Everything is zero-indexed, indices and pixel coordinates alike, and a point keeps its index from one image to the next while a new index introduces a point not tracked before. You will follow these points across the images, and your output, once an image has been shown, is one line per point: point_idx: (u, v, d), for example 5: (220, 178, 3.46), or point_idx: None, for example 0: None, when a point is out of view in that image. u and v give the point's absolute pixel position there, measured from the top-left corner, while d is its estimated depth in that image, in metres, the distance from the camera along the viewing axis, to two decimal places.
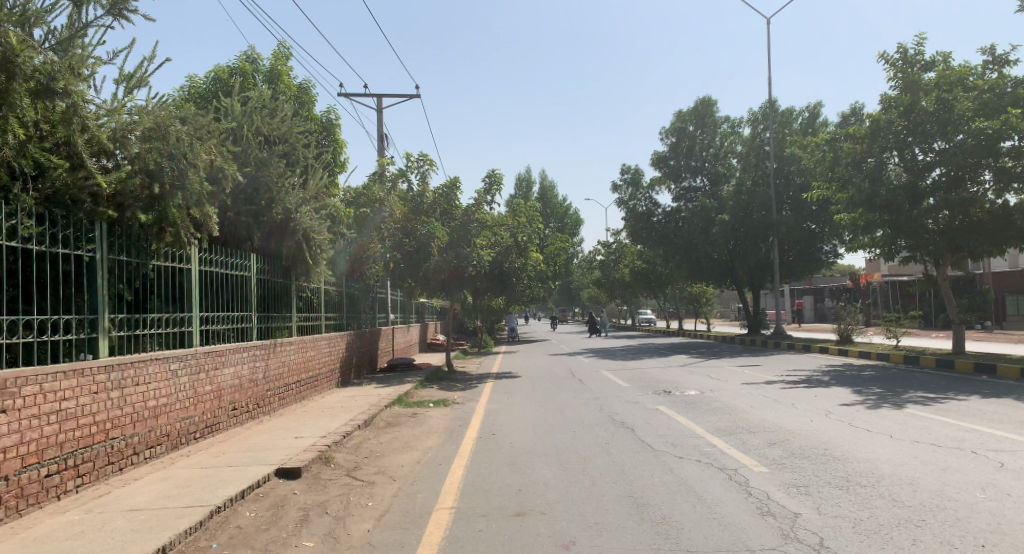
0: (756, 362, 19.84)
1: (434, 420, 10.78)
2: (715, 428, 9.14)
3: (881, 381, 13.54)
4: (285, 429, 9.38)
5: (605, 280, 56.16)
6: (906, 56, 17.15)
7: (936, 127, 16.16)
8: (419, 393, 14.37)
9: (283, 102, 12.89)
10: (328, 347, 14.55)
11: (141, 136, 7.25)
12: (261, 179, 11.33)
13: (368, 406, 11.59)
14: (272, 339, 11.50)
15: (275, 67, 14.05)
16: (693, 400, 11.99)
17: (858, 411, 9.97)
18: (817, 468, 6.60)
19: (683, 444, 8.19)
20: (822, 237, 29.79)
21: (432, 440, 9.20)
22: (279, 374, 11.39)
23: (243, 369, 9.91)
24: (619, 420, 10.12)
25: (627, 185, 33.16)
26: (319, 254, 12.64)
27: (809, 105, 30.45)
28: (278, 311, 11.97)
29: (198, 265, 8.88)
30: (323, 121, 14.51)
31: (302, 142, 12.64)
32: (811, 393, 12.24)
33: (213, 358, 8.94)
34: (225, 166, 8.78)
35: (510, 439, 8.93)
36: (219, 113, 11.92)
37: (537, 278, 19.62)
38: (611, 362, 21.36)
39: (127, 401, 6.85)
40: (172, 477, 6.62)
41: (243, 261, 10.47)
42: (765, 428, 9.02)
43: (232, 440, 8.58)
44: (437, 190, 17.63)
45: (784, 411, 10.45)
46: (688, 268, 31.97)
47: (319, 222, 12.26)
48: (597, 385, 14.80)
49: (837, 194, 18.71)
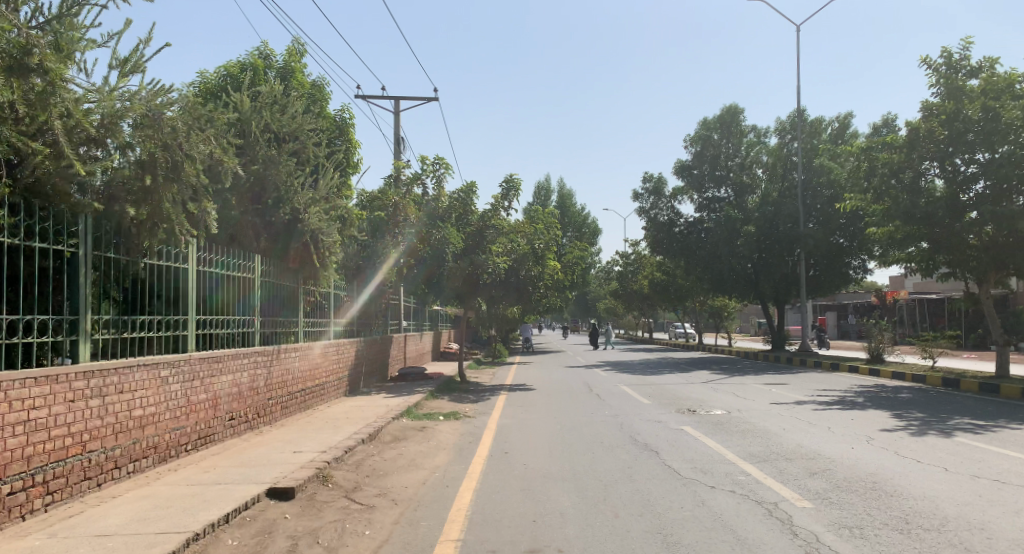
0: (783, 380, 19.03)
1: (443, 435, 10.14)
2: (747, 453, 8.42)
3: (922, 405, 12.74)
4: (284, 442, 8.77)
5: (623, 291, 55.38)
6: (951, 61, 16.37)
7: (982, 136, 15.39)
8: (430, 404, 13.76)
9: (295, 97, 12.37)
10: (336, 353, 13.99)
11: (133, 124, 6.59)
12: (268, 177, 10.89)
13: (375, 418, 10.97)
14: (276, 345, 10.93)
15: (289, 64, 13.55)
16: (721, 420, 11.27)
17: (902, 438, 9.22)
18: (870, 506, 5.90)
19: (714, 470, 7.50)
20: (851, 252, 28.90)
21: (440, 457, 8.55)
22: (282, 382, 10.80)
23: (243, 375, 9.34)
24: (642, 440, 9.44)
25: (649, 194, 32.48)
26: (328, 258, 12.09)
27: (839, 115, 29.63)
28: (284, 316, 11.41)
29: (195, 266, 8.30)
30: (337, 120, 13.98)
31: (314, 140, 12.17)
32: (847, 416, 11.46)
33: (209, 365, 8.35)
34: (229, 158, 8.17)
35: (523, 459, 8.28)
36: (228, 108, 11.45)
37: (555, 288, 18.92)
38: (630, 376, 20.64)
39: (109, 410, 6.27)
40: (152, 496, 6.01)
41: (246, 263, 9.91)
42: (802, 454, 8.29)
43: (226, 453, 7.98)
44: (454, 194, 17.09)
45: (821, 435, 9.72)
46: (711, 281, 31.22)
47: (328, 224, 11.72)
48: (616, 401, 14.09)
49: (872, 205, 17.96)
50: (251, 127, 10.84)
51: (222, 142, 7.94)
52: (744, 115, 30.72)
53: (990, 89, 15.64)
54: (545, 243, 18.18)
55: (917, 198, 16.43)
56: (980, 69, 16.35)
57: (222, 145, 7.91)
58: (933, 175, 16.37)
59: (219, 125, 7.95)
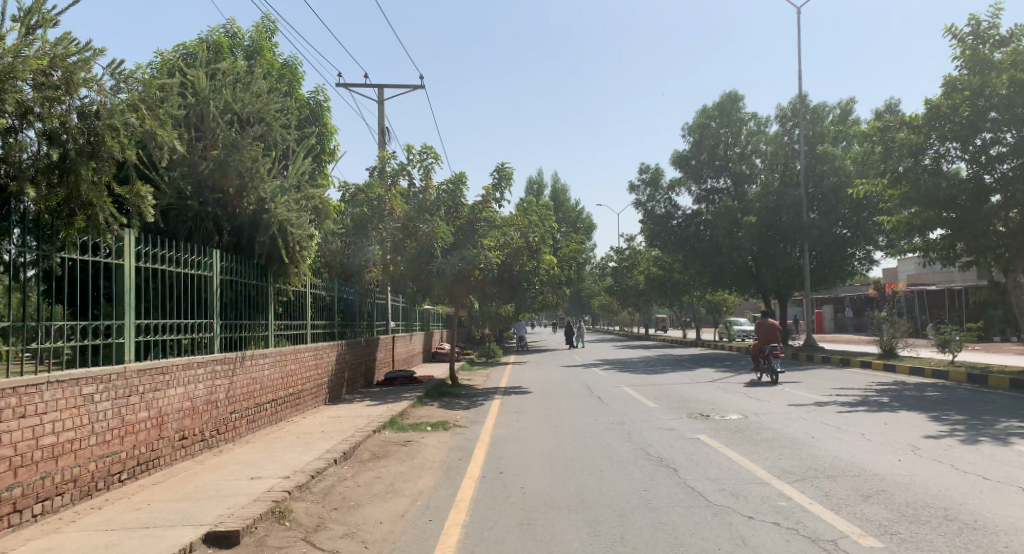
0: (795, 377, 17.98)
1: (430, 451, 8.94)
2: (780, 469, 7.26)
3: (955, 405, 11.70)
4: (244, 464, 7.54)
5: (618, 287, 54.49)
6: (976, 31, 15.34)
7: (1009, 113, 14.50)
8: (417, 412, 12.56)
9: (262, 75, 11.16)
10: (314, 358, 12.76)
11: (34, 85, 5.35)
12: (230, 164, 9.76)
13: (354, 431, 9.76)
14: (243, 352, 9.68)
15: (257, 41, 12.28)
16: (740, 427, 10.10)
17: (953, 448, 8.12)
18: (955, 548, 4.74)
19: (748, 496, 6.32)
20: (856, 243, 27.83)
21: (425, 481, 7.36)
22: (249, 394, 9.56)
23: (199, 388, 8.07)
24: (657, 454, 8.26)
25: (646, 186, 31.41)
26: (301, 253, 10.93)
27: (841, 101, 28.59)
28: (251, 317, 10.22)
29: (133, 262, 7.04)
30: (311, 104, 12.70)
31: (282, 122, 10.96)
32: (878, 421, 10.36)
33: (156, 378, 7.13)
34: (170, 126, 6.93)
35: (523, 482, 7.12)
36: (184, 88, 10.23)
37: (551, 284, 17.84)
38: (630, 376, 19.54)
39: (5, 440, 5.06)
40: (55, 550, 4.77)
41: (200, 258, 8.68)
42: (847, 471, 7.12)
43: (170, 481, 6.75)
44: (441, 186, 15.84)
45: (859, 445, 8.57)
46: (711, 275, 30.18)
47: (298, 214, 10.51)
48: (620, 405, 12.92)
49: (889, 190, 16.91)
50: (209, 108, 9.77)
51: (157, 107, 6.67)
52: (744, 103, 29.62)
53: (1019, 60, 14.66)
54: (540, 235, 17.04)
55: (940, 180, 15.45)
56: (1008, 39, 15.30)
57: (159, 115, 6.69)
58: (955, 157, 15.60)
59: (152, 90, 6.68)
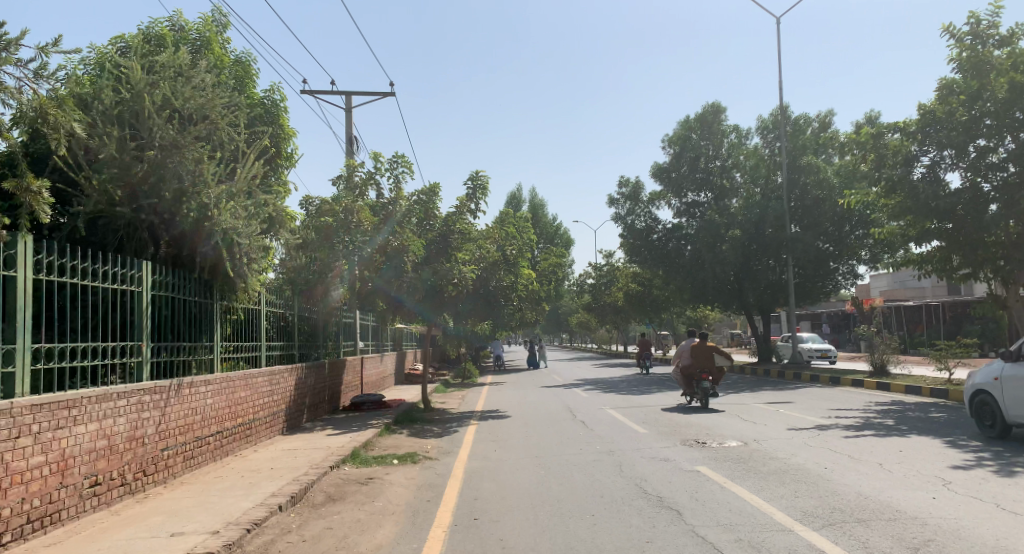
0: (786, 397, 17.09)
1: (394, 491, 7.78)
2: (802, 512, 6.20)
3: (971, 429, 10.77)
4: (168, 515, 6.32)
5: (595, 304, 53.76)
6: (974, 31, 14.61)
7: (1009, 118, 13.74)
8: (384, 442, 11.36)
9: (205, 67, 10.01)
10: (269, 384, 11.52)
11: None
12: (168, 166, 8.66)
13: (309, 468, 8.57)
14: (180, 379, 8.45)
15: (205, 35, 11.12)
16: (744, 456, 9.06)
17: (989, 482, 7.14)
18: None
19: (772, 549, 5.27)
20: (839, 258, 27.13)
21: (386, 530, 6.22)
22: (185, 426, 8.33)
23: (119, 424, 6.83)
24: (656, 492, 7.18)
25: (625, 199, 30.59)
26: (250, 266, 9.72)
27: (820, 113, 28.05)
28: (190, 339, 8.97)
29: (31, 275, 5.96)
30: (266, 104, 11.53)
31: (230, 120, 9.80)
32: (893, 447, 9.38)
33: (58, 413, 5.92)
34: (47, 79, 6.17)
35: (501, 532, 6.03)
36: (118, 81, 9.07)
37: (530, 300, 16.75)
38: (613, 396, 18.49)
39: None
40: None
41: (125, 270, 7.47)
42: (879, 513, 6.09)
43: (69, 541, 5.52)
44: (412, 196, 14.73)
45: (882, 478, 7.56)
46: (692, 291, 29.34)
47: (247, 223, 9.30)
48: (607, 430, 11.83)
49: (883, 199, 16.11)
50: (144, 104, 8.59)
51: (35, 69, 5.91)
52: (726, 115, 28.95)
53: (1018, 63, 13.98)
54: (518, 248, 16.02)
55: (937, 189, 14.71)
56: (1007, 40, 14.61)
57: (34, 77, 5.86)
58: (949, 165, 14.86)
59: (40, 59, 5.85)
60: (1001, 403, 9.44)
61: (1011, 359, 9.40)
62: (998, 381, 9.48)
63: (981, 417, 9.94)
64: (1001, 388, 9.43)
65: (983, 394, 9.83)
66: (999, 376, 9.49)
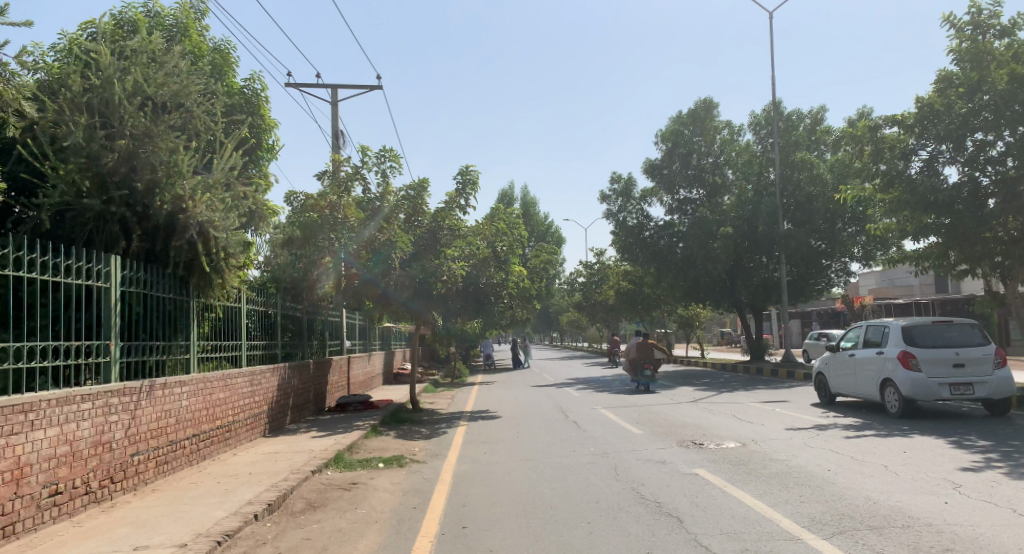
0: (781, 396, 16.80)
1: (378, 496, 7.40)
2: (809, 519, 5.86)
3: (974, 428, 10.48)
4: (135, 525, 5.92)
5: (586, 303, 53.51)
6: (975, 21, 14.31)
7: (1008, 111, 13.47)
8: (371, 444, 10.97)
9: (181, 53, 9.57)
10: (250, 385, 11.09)
11: None
12: (140, 155, 8.21)
13: (289, 473, 8.18)
14: (153, 380, 8.03)
15: (182, 21, 10.68)
16: (743, 457, 8.73)
17: (1001, 485, 6.82)
18: None
19: None
20: (831, 255, 26.88)
21: (368, 540, 5.83)
22: (158, 429, 7.90)
23: (83, 429, 6.41)
24: (653, 497, 6.83)
25: (616, 196, 30.24)
26: (228, 262, 9.29)
27: (812, 109, 27.79)
28: (164, 338, 8.53)
29: None
30: (246, 94, 11.09)
31: (207, 108, 9.37)
32: (897, 448, 9.06)
33: (13, 418, 5.50)
34: None
35: (489, 541, 5.65)
36: (87, 65, 8.61)
37: (520, 298, 16.37)
38: (606, 396, 18.13)
39: None
40: None
41: (92, 265, 7.03)
42: (890, 519, 5.75)
43: None
44: (400, 191, 14.32)
45: (889, 481, 7.23)
46: (683, 289, 29.06)
47: (225, 216, 8.88)
48: (601, 431, 11.47)
49: (880, 195, 15.83)
50: (115, 90, 8.14)
51: None
52: (718, 110, 28.66)
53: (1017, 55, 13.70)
54: (508, 244, 15.64)
55: (935, 183, 14.42)
56: (1007, 30, 14.33)
57: None
58: (948, 159, 14.58)
59: None
60: (828, 379, 13.44)
61: (834, 348, 13.38)
62: (827, 362, 13.50)
63: (819, 387, 13.93)
64: (829, 366, 13.45)
65: (821, 372, 13.83)
66: (826, 359, 13.51)
